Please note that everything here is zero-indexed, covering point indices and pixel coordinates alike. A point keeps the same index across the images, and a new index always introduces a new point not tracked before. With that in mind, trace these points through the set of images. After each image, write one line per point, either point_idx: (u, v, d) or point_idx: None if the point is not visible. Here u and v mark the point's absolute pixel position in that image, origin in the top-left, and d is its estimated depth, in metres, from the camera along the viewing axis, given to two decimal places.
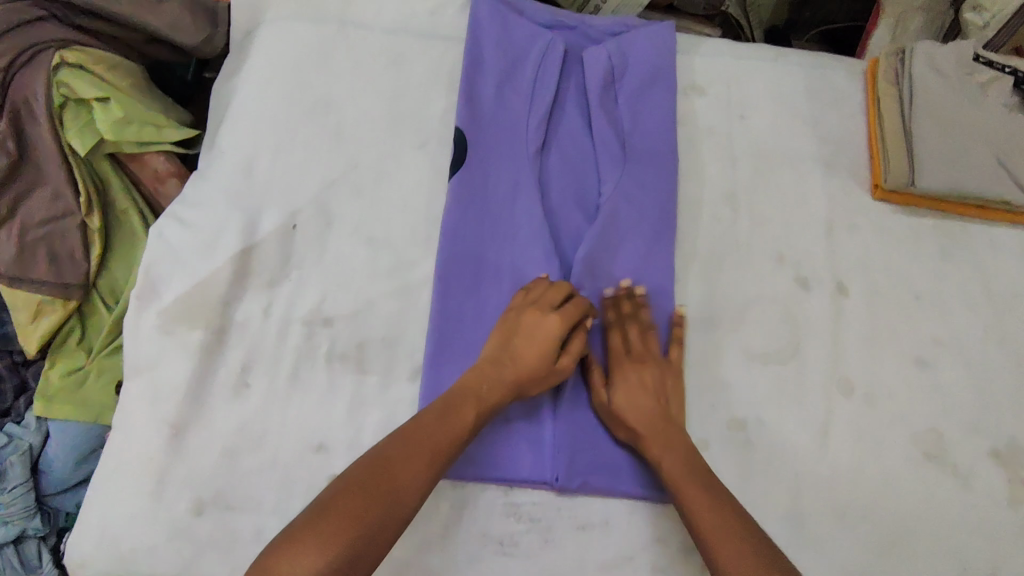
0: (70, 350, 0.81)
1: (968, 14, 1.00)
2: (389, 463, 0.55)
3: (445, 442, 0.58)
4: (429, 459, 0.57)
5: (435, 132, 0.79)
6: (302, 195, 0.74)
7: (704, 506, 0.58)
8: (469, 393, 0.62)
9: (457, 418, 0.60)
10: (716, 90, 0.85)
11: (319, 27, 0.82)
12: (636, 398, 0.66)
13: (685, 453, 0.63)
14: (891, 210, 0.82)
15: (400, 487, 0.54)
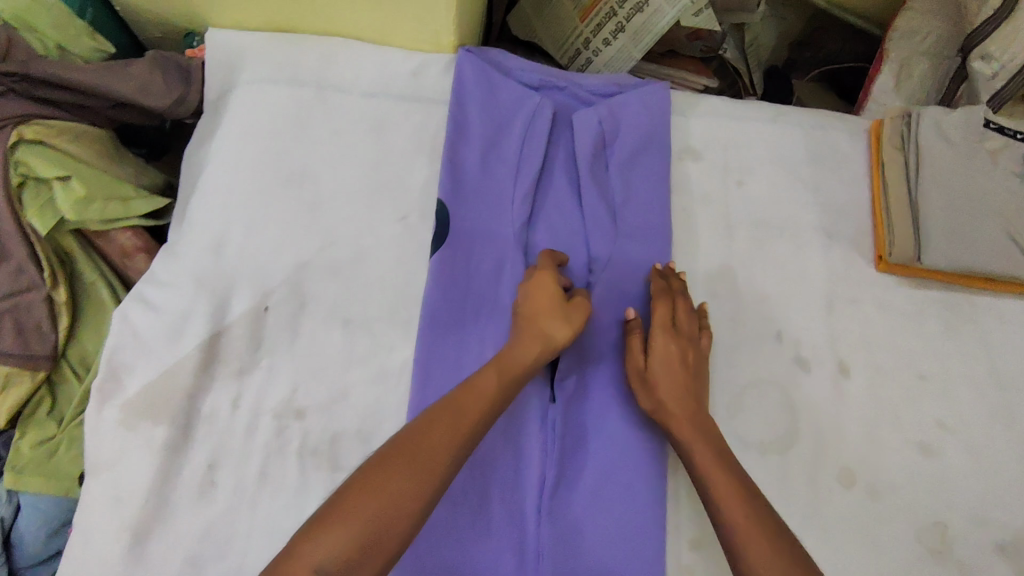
0: (40, 422, 0.75)
1: (974, 62, 0.92)
2: (421, 436, 0.54)
3: (478, 412, 0.57)
4: (464, 428, 0.56)
5: (417, 204, 0.75)
6: (275, 277, 0.70)
7: (730, 488, 0.58)
8: (504, 366, 0.61)
9: (483, 386, 0.59)
10: (711, 155, 0.81)
11: (295, 90, 0.78)
12: (671, 369, 0.66)
13: (710, 437, 0.63)
14: (895, 283, 0.78)
15: (431, 457, 0.53)
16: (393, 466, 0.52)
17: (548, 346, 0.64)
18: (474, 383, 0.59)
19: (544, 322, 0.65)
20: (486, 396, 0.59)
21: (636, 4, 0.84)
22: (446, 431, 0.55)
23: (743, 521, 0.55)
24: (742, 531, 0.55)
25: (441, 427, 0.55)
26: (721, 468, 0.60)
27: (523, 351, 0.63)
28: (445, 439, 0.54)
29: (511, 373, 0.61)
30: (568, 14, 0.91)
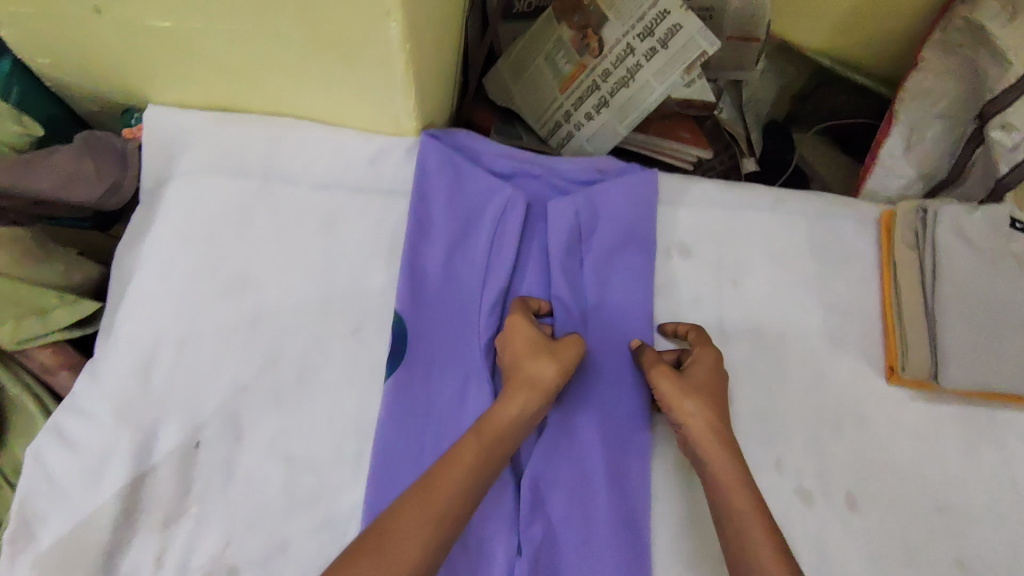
0: None
1: (994, 132, 0.83)
2: (395, 518, 0.51)
3: (460, 483, 0.54)
4: (443, 504, 0.52)
5: (372, 315, 0.67)
6: (208, 408, 0.63)
7: (756, 520, 0.55)
8: (486, 426, 0.58)
9: (463, 454, 0.55)
10: (703, 251, 0.73)
11: (238, 183, 0.70)
12: (708, 387, 0.63)
13: (738, 459, 0.60)
14: (906, 398, 0.71)
15: (405, 543, 0.50)
16: (370, 555, 0.49)
17: (538, 396, 0.60)
18: (453, 450, 0.56)
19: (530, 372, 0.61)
20: (467, 464, 0.55)
21: (620, 78, 0.77)
22: (421, 509, 0.51)
23: (767, 558, 0.53)
24: (768, 564, 0.52)
25: (417, 504, 0.52)
26: (744, 493, 0.57)
27: (509, 406, 0.59)
28: (422, 518, 0.51)
29: (494, 435, 0.58)
30: (547, 84, 0.83)
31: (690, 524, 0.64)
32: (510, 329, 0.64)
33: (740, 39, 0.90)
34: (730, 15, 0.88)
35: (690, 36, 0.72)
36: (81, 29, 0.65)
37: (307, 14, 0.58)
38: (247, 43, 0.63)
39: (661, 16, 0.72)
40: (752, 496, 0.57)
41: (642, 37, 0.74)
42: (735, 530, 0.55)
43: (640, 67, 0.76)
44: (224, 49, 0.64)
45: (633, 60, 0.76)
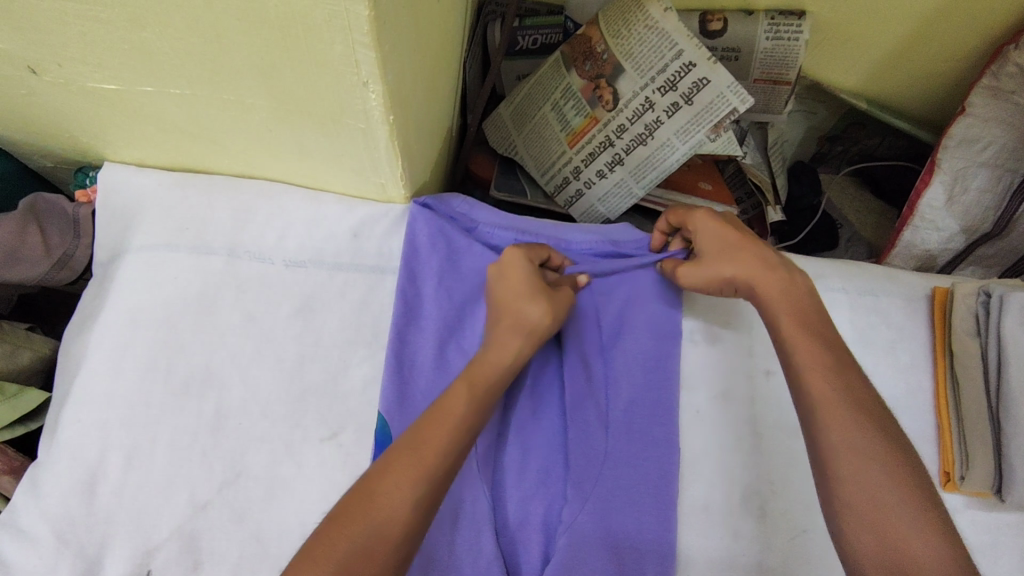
0: None
1: None
2: (383, 473, 0.46)
3: (450, 432, 0.48)
4: (430, 454, 0.47)
5: (353, 415, 0.59)
6: (161, 531, 0.54)
7: (828, 389, 0.49)
8: (476, 374, 0.53)
9: (452, 404, 0.50)
10: (731, 334, 0.65)
11: (201, 260, 0.62)
12: (720, 238, 0.59)
13: (790, 284, 0.56)
14: (967, 506, 0.61)
15: (388, 503, 0.44)
16: (351, 519, 0.44)
17: (527, 335, 0.56)
18: (441, 404, 0.50)
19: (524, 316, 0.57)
20: (459, 414, 0.49)
21: (638, 134, 0.69)
22: (411, 462, 0.46)
23: (849, 438, 0.46)
24: (847, 451, 0.46)
25: (406, 456, 0.46)
26: (806, 339, 0.52)
27: (499, 350, 0.55)
28: (407, 471, 0.46)
29: (489, 383, 0.53)
30: (554, 136, 0.75)
31: None
32: (501, 272, 0.59)
33: (768, 82, 0.82)
34: (758, 56, 0.80)
35: (718, 91, 0.63)
36: (18, 89, 0.56)
37: (273, 82, 0.49)
38: (207, 109, 0.54)
39: (684, 69, 0.64)
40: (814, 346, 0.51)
41: (663, 91, 0.66)
42: (808, 411, 0.49)
43: (659, 124, 0.68)
44: (182, 113, 0.56)
45: (653, 116, 0.68)
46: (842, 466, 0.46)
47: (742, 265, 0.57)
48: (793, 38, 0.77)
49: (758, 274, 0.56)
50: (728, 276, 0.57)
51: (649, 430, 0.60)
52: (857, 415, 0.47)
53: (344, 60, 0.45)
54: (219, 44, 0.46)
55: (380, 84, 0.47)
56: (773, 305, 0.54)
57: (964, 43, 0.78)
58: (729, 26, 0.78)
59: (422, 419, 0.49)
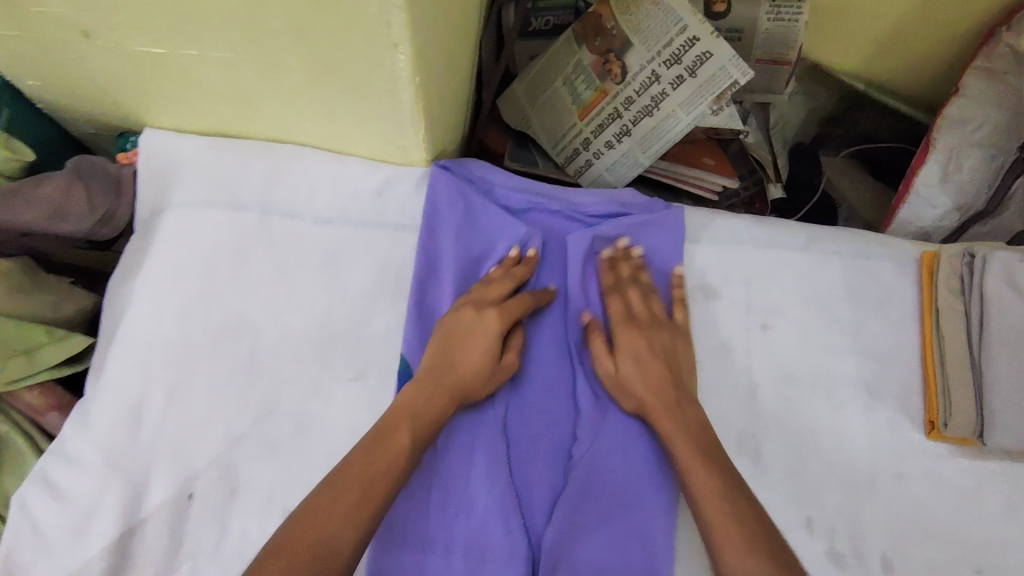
0: None
1: None
2: (325, 501, 0.48)
3: (390, 474, 0.51)
4: (373, 499, 0.50)
5: (377, 359, 0.63)
6: (199, 459, 0.59)
7: (709, 488, 0.54)
8: (423, 414, 0.55)
9: (395, 443, 0.53)
10: (731, 293, 0.69)
11: (237, 215, 0.67)
12: (642, 364, 0.62)
13: (693, 421, 0.59)
14: (949, 453, 0.66)
15: (331, 542, 0.47)
16: (301, 554, 0.46)
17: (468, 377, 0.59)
18: (385, 434, 0.53)
19: (463, 361, 0.59)
20: (402, 445, 0.53)
21: (645, 106, 0.73)
22: (345, 495, 0.49)
23: (710, 501, 0.53)
24: (731, 555, 0.49)
25: (339, 490, 0.49)
26: (697, 463, 0.55)
27: (434, 402, 0.57)
28: (352, 505, 0.48)
29: (428, 425, 0.55)
30: (566, 109, 0.79)
31: None
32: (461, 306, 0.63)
33: (769, 62, 0.86)
34: (760, 37, 0.84)
35: (720, 64, 0.68)
36: (71, 53, 0.61)
37: (310, 46, 0.54)
38: (246, 72, 0.59)
39: (689, 42, 0.68)
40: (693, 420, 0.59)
41: (669, 64, 0.70)
42: (709, 533, 0.52)
43: (665, 96, 0.72)
44: (222, 77, 0.61)
45: (659, 88, 0.72)
46: (709, 521, 0.52)
47: (654, 403, 0.60)
48: (793, 20, 0.82)
49: (661, 410, 0.60)
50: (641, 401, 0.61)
51: None
52: (717, 483, 0.54)
53: (377, 21, 0.50)
54: (262, 8, 0.50)
55: (409, 45, 0.52)
56: (670, 415, 0.59)
57: (959, 23, 0.82)
58: (734, 8, 0.82)
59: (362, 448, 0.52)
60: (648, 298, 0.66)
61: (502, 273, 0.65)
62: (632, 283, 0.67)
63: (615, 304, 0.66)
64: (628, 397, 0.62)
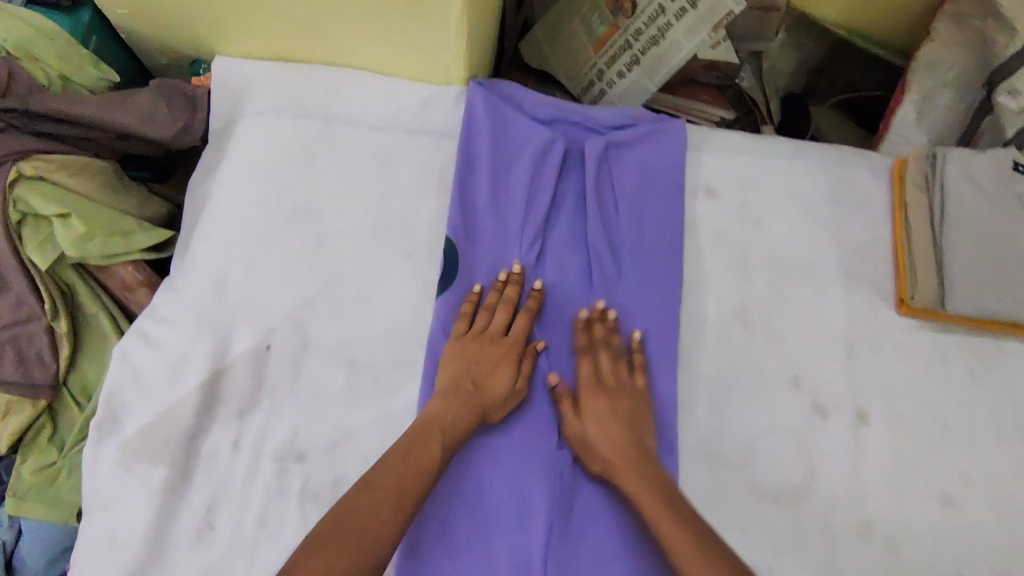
0: (40, 447, 0.88)
1: (1001, 96, 0.89)
2: (363, 510, 0.55)
3: (422, 479, 0.59)
4: (409, 497, 0.57)
5: (424, 240, 0.74)
6: (277, 316, 0.69)
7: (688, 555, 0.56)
8: (449, 430, 0.63)
9: (427, 454, 0.60)
10: (728, 192, 0.79)
11: (302, 122, 0.77)
12: (612, 423, 0.66)
13: (662, 484, 0.62)
14: (919, 327, 0.76)
15: (376, 536, 0.54)
16: (349, 549, 0.53)
17: (478, 406, 0.65)
18: (421, 444, 0.60)
19: (480, 380, 0.66)
20: (431, 459, 0.60)
21: (652, 37, 0.84)
22: (376, 508, 0.56)
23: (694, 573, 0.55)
24: None
25: (366, 497, 0.56)
26: (669, 521, 0.59)
27: (458, 417, 0.63)
28: (391, 507, 0.56)
29: (454, 438, 0.63)
30: (582, 46, 0.90)
31: (717, 435, 0.70)
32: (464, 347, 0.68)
33: (761, 10, 0.98)
34: None
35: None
36: None
37: None
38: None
39: None
40: (648, 479, 0.62)
41: None
42: None
43: (670, 27, 0.83)
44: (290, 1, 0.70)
45: (664, 20, 0.82)
46: None
47: (621, 457, 0.64)
48: None
49: (626, 467, 0.63)
50: (605, 454, 0.65)
51: (656, 271, 0.73)
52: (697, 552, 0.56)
53: None
54: None
55: None
56: (632, 475, 0.63)
57: None
58: None
59: (394, 453, 0.60)
60: (619, 363, 0.69)
61: (497, 296, 0.70)
62: (606, 347, 0.69)
63: (585, 366, 0.69)
64: (595, 456, 0.65)
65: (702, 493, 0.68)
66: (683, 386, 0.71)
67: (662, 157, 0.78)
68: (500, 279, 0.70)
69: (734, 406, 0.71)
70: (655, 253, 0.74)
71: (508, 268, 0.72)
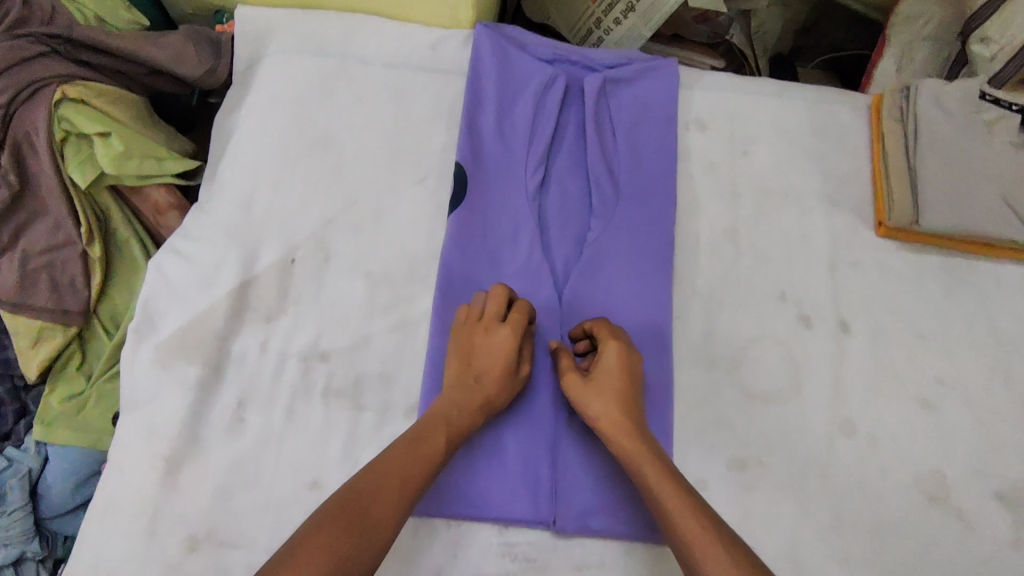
0: (69, 375, 0.92)
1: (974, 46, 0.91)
2: (365, 494, 0.55)
3: (426, 468, 0.59)
4: (412, 484, 0.58)
5: (435, 167, 0.79)
6: (300, 233, 0.74)
7: (692, 525, 0.55)
8: (452, 424, 0.63)
9: (431, 444, 0.60)
10: (717, 126, 0.85)
11: (320, 60, 0.82)
12: (602, 403, 0.65)
13: (656, 463, 0.60)
14: (897, 248, 0.81)
15: (378, 520, 0.54)
16: (350, 523, 0.52)
17: (480, 401, 0.65)
18: (423, 436, 0.61)
19: (484, 376, 0.66)
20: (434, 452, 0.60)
21: None
22: (376, 492, 0.55)
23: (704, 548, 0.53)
24: None
25: (369, 481, 0.56)
26: (671, 495, 0.57)
27: (464, 410, 0.64)
28: (395, 489, 0.56)
29: (458, 431, 0.63)
30: None
31: (710, 343, 0.75)
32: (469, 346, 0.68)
33: None
34: None
35: None
36: None
37: None
38: None
39: None
40: (641, 449, 0.61)
41: None
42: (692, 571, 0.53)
43: None
44: None
45: None
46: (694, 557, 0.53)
47: (615, 438, 0.63)
48: None
49: (621, 444, 0.62)
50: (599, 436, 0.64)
51: (651, 194, 0.78)
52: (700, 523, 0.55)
53: None
54: None
55: None
56: (626, 439, 0.62)
57: None
58: None
59: (397, 447, 0.59)
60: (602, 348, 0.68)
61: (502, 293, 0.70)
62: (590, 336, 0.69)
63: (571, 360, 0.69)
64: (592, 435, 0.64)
65: (696, 395, 0.73)
66: (677, 299, 0.77)
67: (656, 93, 0.83)
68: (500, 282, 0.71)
69: (725, 318, 0.76)
70: (651, 178, 0.79)
71: (514, 199, 0.77)
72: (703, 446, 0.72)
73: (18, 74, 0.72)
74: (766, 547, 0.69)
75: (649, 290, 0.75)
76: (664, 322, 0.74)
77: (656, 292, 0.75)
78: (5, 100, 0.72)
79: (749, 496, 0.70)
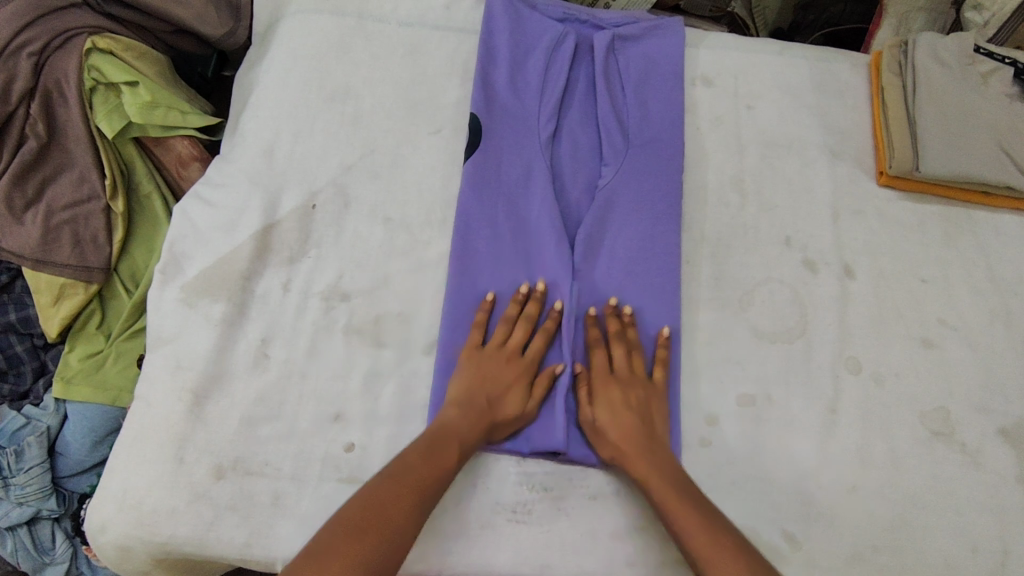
0: (89, 334, 0.87)
1: (967, 13, 0.93)
2: (381, 504, 0.55)
3: (440, 478, 0.59)
4: (428, 496, 0.58)
5: (450, 119, 0.82)
6: (321, 181, 0.77)
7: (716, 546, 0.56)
8: (471, 428, 0.63)
9: (446, 456, 0.61)
10: (722, 82, 0.88)
11: (338, 19, 0.85)
12: (617, 413, 0.66)
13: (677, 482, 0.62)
14: (897, 197, 0.84)
15: (394, 536, 0.54)
16: (371, 526, 0.54)
17: (480, 423, 0.64)
18: (439, 447, 0.61)
19: (489, 396, 0.65)
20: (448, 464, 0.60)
21: None
22: (393, 502, 0.56)
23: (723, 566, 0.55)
24: None
25: (389, 494, 0.56)
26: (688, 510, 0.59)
27: (492, 408, 0.65)
28: (413, 503, 0.57)
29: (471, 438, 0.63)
30: None
31: (718, 285, 0.78)
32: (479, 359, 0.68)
33: None
34: None
35: None
36: None
37: None
38: None
39: None
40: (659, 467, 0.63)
41: None
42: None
43: None
44: None
45: None
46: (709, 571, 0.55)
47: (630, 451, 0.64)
48: None
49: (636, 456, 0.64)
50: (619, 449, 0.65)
51: (661, 144, 0.81)
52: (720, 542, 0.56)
53: None
54: None
55: None
56: (646, 459, 0.63)
57: None
58: None
59: (416, 457, 0.60)
60: (634, 356, 0.70)
61: (517, 308, 0.71)
62: (621, 337, 0.71)
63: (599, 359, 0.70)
64: (605, 444, 0.66)
65: (707, 333, 0.76)
66: (686, 245, 0.79)
67: (664, 47, 0.86)
68: (521, 293, 0.72)
69: (732, 262, 0.79)
70: (660, 129, 0.81)
71: (529, 147, 0.79)
72: (714, 382, 0.74)
73: (49, 24, 0.77)
74: (777, 479, 0.70)
75: (658, 232, 0.77)
76: (675, 264, 0.76)
77: (664, 234, 0.77)
78: (38, 47, 0.76)
79: (759, 429, 0.72)
